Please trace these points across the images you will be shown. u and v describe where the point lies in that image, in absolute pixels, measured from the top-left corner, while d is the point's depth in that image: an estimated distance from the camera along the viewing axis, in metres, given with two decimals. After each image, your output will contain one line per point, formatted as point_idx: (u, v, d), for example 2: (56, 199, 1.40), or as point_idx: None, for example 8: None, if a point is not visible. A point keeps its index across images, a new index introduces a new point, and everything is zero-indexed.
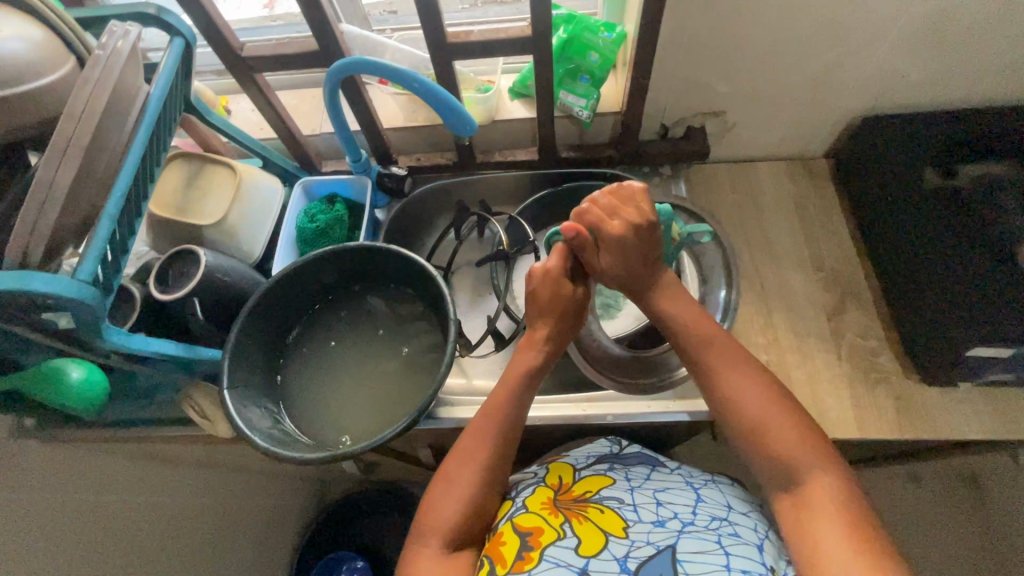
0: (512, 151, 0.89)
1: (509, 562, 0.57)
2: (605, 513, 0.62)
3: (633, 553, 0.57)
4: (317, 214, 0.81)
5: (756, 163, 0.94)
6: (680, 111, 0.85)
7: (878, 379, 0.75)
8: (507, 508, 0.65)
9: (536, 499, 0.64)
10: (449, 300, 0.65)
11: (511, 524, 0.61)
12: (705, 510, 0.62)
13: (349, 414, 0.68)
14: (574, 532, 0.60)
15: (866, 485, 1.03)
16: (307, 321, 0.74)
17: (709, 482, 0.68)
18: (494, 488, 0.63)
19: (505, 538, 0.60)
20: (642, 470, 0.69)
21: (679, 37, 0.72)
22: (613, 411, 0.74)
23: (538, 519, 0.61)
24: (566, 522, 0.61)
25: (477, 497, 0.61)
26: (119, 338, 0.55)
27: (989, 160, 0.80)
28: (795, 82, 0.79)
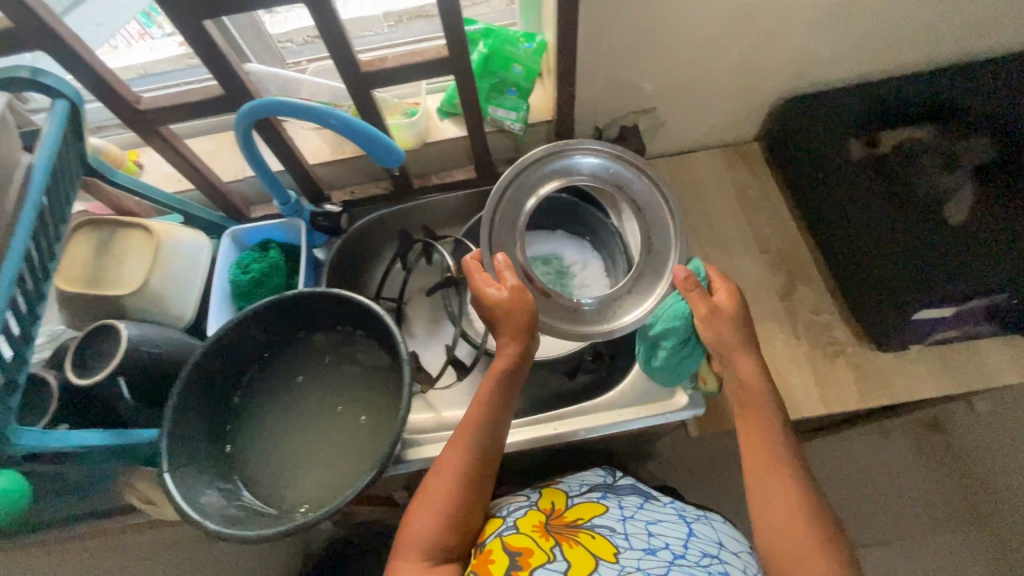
0: (449, 172, 0.87)
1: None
2: (597, 539, 0.60)
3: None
4: (250, 264, 0.76)
5: (693, 154, 0.95)
6: (611, 112, 0.85)
7: (835, 352, 0.77)
8: (497, 526, 0.63)
9: (527, 521, 0.62)
10: (398, 339, 0.62)
11: (500, 543, 0.59)
12: (697, 544, 0.61)
13: (309, 475, 0.64)
14: (563, 556, 0.57)
15: (841, 447, 1.06)
16: (256, 378, 0.69)
17: (701, 517, 0.67)
18: (476, 502, 0.59)
19: (494, 555, 0.57)
20: (634, 499, 0.68)
21: (598, 41, 0.72)
22: (587, 426, 0.70)
23: (529, 541, 0.58)
24: (558, 545, 0.58)
25: (457, 510, 0.57)
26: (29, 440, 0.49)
27: (909, 126, 0.85)
28: (717, 71, 0.80)
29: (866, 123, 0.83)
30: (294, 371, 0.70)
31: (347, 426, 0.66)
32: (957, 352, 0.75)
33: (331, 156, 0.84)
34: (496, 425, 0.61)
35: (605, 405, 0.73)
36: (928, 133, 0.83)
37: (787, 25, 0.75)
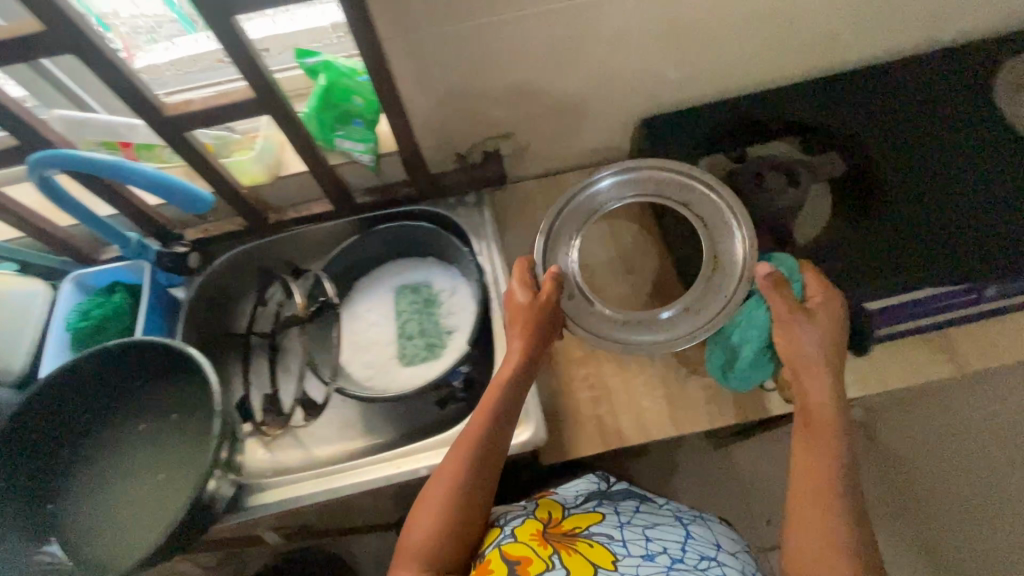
0: (307, 205, 0.86)
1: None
2: (595, 547, 0.61)
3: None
4: (91, 309, 0.74)
5: (566, 175, 0.95)
6: (468, 139, 0.84)
7: (690, 372, 0.77)
8: (495, 535, 0.63)
9: (525, 529, 0.62)
10: (215, 391, 0.62)
11: (500, 554, 0.59)
12: (694, 548, 0.62)
13: (124, 530, 0.62)
14: (564, 565, 0.58)
15: (749, 457, 1.05)
16: (77, 434, 0.66)
17: (699, 519, 0.68)
18: (476, 516, 0.61)
19: (493, 566, 0.58)
20: (631, 504, 0.69)
21: (428, 73, 0.70)
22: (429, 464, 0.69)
23: (527, 549, 0.59)
24: (556, 553, 0.59)
25: (454, 523, 0.59)
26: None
27: (773, 140, 0.84)
28: (564, 95, 0.80)
29: (729, 140, 0.83)
30: (136, 419, 0.68)
31: (171, 480, 0.64)
32: None
33: None
34: (501, 438, 0.63)
35: (448, 441, 0.72)
36: (789, 147, 0.83)
37: (625, 49, 0.74)
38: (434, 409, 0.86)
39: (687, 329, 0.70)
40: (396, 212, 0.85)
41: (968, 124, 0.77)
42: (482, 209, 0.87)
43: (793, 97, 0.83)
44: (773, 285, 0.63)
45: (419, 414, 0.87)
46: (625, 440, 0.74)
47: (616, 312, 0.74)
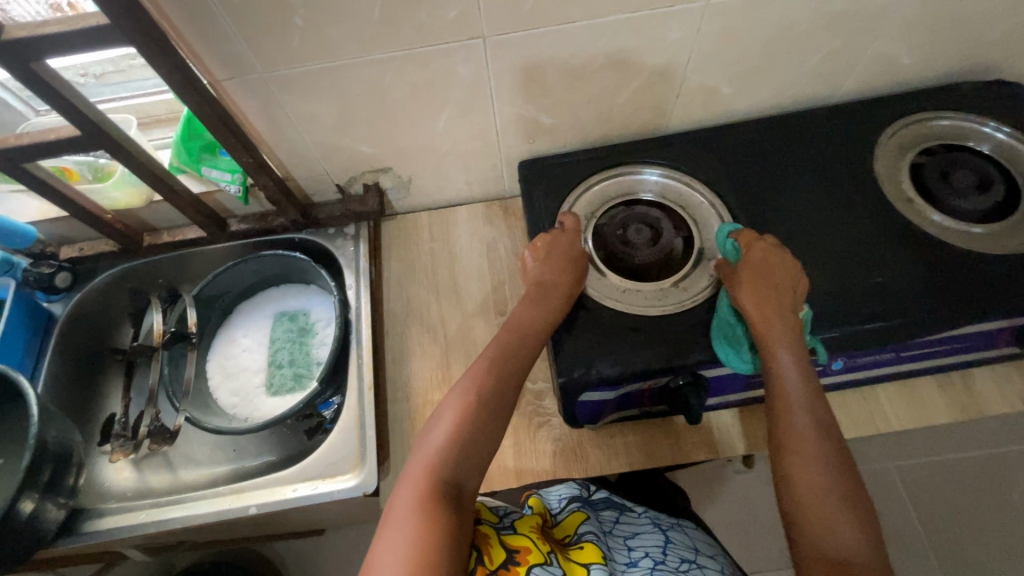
0: (183, 230, 0.86)
1: (496, 563, 0.53)
2: (585, 548, 0.60)
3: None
4: None
5: (456, 209, 0.94)
6: (344, 173, 0.83)
7: (540, 423, 0.76)
8: (490, 517, 0.60)
9: (524, 521, 0.60)
10: (36, 423, 0.65)
11: (498, 537, 0.57)
12: (676, 551, 0.67)
13: None
14: (558, 564, 0.56)
15: None
16: None
17: (676, 525, 0.74)
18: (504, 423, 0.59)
19: (492, 546, 0.56)
20: (611, 515, 0.72)
21: (281, 112, 0.71)
22: (257, 502, 0.71)
23: (527, 540, 0.57)
24: (552, 552, 0.57)
25: (470, 424, 0.57)
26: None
27: (663, 184, 0.80)
28: (435, 135, 0.79)
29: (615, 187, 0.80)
30: None
31: None
32: (652, 427, 0.75)
33: (34, 218, 0.81)
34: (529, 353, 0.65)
35: (280, 480, 0.73)
36: (677, 192, 0.79)
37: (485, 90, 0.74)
38: (300, 439, 0.85)
39: (675, 302, 0.70)
40: (285, 238, 0.87)
41: (847, 183, 0.75)
42: (358, 242, 0.87)
43: (677, 146, 0.81)
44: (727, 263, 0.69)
45: (286, 443, 0.86)
46: None
47: (625, 281, 0.73)
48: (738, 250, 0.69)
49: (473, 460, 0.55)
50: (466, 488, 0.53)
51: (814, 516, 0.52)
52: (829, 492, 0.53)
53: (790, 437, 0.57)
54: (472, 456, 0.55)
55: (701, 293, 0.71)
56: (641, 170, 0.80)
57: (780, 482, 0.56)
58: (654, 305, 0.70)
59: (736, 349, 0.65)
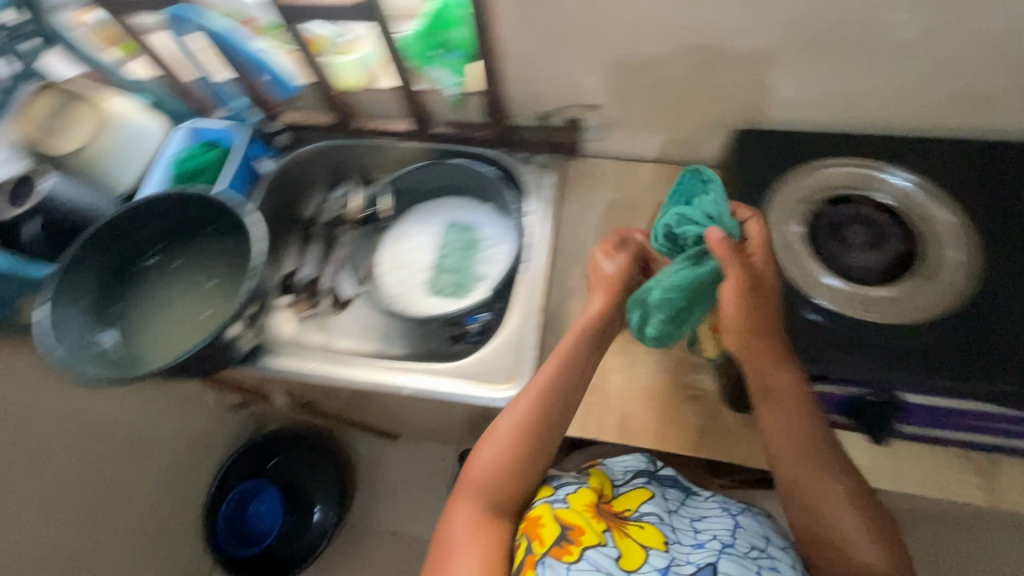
0: (392, 121, 0.90)
1: (546, 544, 0.58)
2: (644, 528, 0.64)
3: (673, 568, 0.59)
4: (192, 157, 0.86)
5: (644, 164, 0.91)
6: (555, 101, 0.83)
7: (692, 397, 0.75)
8: (546, 493, 0.65)
9: (579, 499, 0.64)
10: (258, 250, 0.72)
11: (551, 513, 0.61)
12: (744, 537, 0.64)
13: (156, 343, 0.75)
14: (614, 543, 0.60)
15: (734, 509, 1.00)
16: (149, 256, 0.79)
17: (745, 510, 0.70)
18: (536, 471, 0.65)
19: (544, 521, 0.61)
20: (678, 494, 0.72)
21: (533, 20, 0.72)
22: (417, 384, 0.76)
23: (580, 518, 0.61)
24: (608, 531, 0.61)
25: (504, 478, 0.63)
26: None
27: (903, 189, 0.72)
28: (663, 80, 0.77)
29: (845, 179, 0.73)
30: (179, 260, 0.80)
31: (210, 317, 0.76)
32: None
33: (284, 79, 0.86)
34: (566, 398, 0.66)
35: (438, 371, 0.77)
36: (917, 200, 0.71)
37: (734, 38, 0.70)
38: (438, 343, 0.86)
39: (887, 312, 0.64)
40: (475, 151, 0.88)
41: None
42: (547, 173, 0.87)
43: (920, 151, 0.73)
44: (729, 243, 0.57)
45: (425, 341, 0.88)
46: (605, 435, 0.74)
47: (836, 278, 0.68)
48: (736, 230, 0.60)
49: (522, 476, 0.64)
50: (501, 534, 0.61)
51: (832, 560, 0.57)
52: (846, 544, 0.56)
53: (801, 486, 0.58)
54: (504, 504, 0.63)
55: (921, 310, 0.64)
56: (888, 170, 0.73)
57: (796, 521, 0.60)
58: (863, 310, 0.65)
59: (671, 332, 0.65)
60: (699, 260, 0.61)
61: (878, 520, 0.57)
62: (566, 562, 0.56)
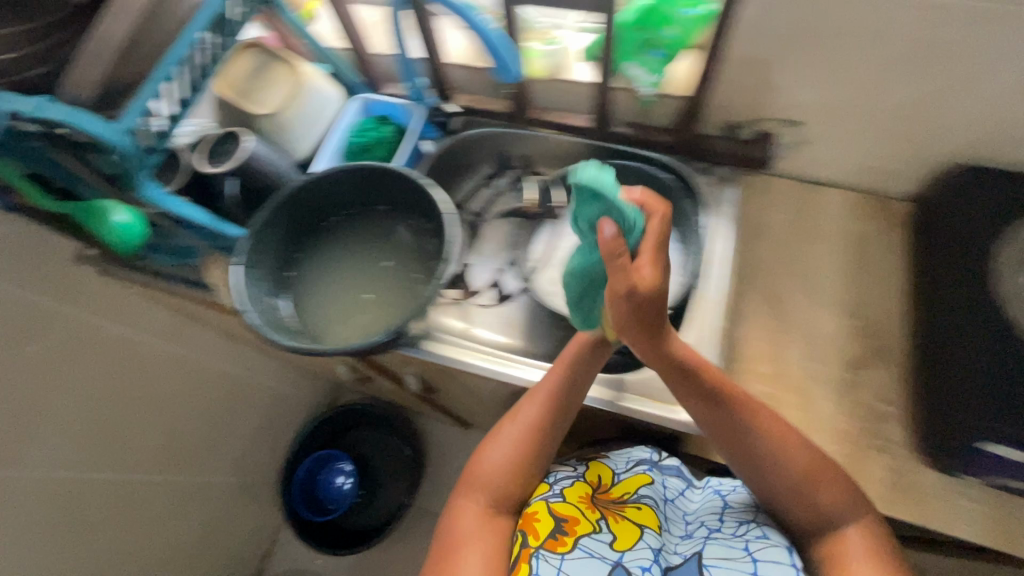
0: (568, 115, 0.87)
1: (541, 538, 0.64)
2: (642, 511, 0.69)
3: (664, 554, 0.65)
4: (367, 130, 0.85)
5: (825, 189, 0.86)
6: (752, 112, 0.79)
7: (877, 448, 0.70)
8: (543, 490, 0.70)
9: (575, 491, 0.69)
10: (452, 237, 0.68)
11: (547, 508, 0.67)
12: (731, 516, 0.68)
13: (331, 321, 0.75)
14: (608, 529, 0.66)
15: None
16: (321, 228, 0.79)
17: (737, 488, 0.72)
18: (536, 464, 0.66)
19: (539, 516, 0.66)
20: (678, 484, 0.74)
21: (766, 28, 0.67)
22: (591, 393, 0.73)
23: (575, 511, 0.67)
24: (602, 519, 0.67)
25: (509, 478, 0.65)
26: (98, 131, 0.51)
27: None
28: (888, 106, 0.71)
29: None
30: (356, 239, 0.80)
31: (389, 303, 0.76)
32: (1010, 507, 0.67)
33: (467, 61, 0.85)
34: (572, 400, 0.65)
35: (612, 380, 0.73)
36: None
37: (994, 68, 0.64)
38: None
39: None
40: (649, 154, 0.83)
41: None
42: (727, 187, 0.83)
43: None
44: (620, 243, 0.43)
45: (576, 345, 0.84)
46: None
47: None
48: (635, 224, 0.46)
49: (502, 475, 0.65)
50: (501, 525, 0.64)
51: (838, 551, 0.57)
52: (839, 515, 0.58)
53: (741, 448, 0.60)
54: (505, 497, 0.65)
55: None
56: None
57: (783, 504, 0.61)
58: None
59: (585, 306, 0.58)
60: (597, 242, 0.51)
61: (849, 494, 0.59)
62: (561, 553, 0.63)
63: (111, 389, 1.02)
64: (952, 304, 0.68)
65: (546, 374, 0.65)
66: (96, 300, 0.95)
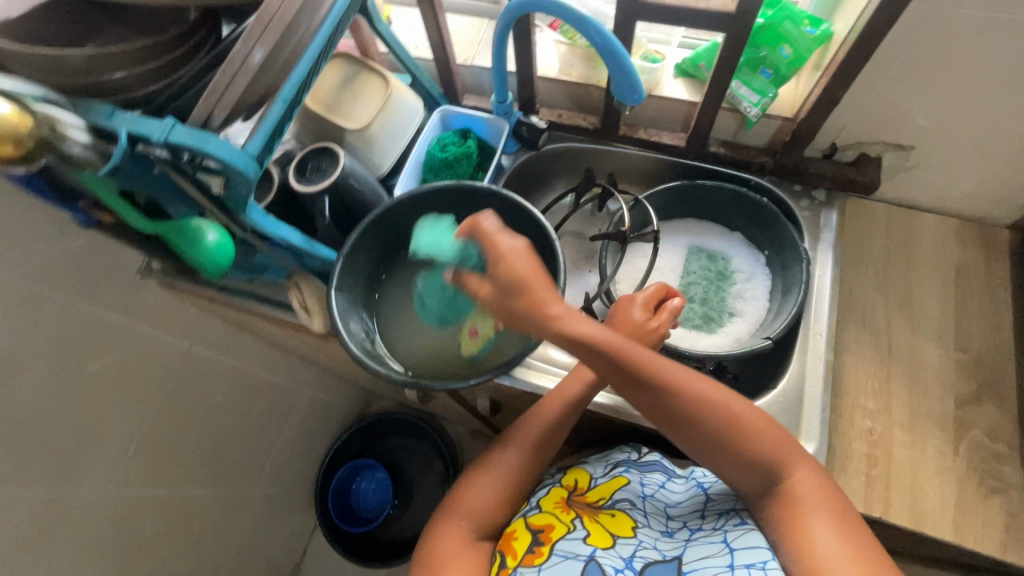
0: (659, 132, 0.84)
1: (520, 555, 0.59)
2: (616, 515, 0.63)
3: (639, 553, 0.58)
4: (448, 145, 0.81)
5: (923, 214, 0.83)
6: (859, 134, 0.76)
7: (993, 490, 0.68)
8: (521, 507, 0.66)
9: (549, 500, 0.65)
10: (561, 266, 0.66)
11: (524, 522, 0.62)
12: (714, 508, 0.61)
13: (423, 349, 0.70)
14: (583, 527, 0.61)
15: None
16: (409, 249, 0.76)
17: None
18: (521, 488, 0.62)
19: (517, 533, 0.61)
20: (658, 478, 0.68)
21: (894, 54, 0.64)
22: None
23: (551, 518, 0.62)
24: (577, 519, 0.62)
25: (495, 502, 0.60)
26: (227, 155, 0.46)
27: None
28: (1012, 136, 0.68)
29: None
30: None
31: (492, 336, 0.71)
32: None
33: (556, 74, 0.83)
34: (560, 426, 0.63)
35: None
36: None
37: None
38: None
39: None
40: (742, 175, 0.80)
41: None
42: (828, 211, 0.80)
43: None
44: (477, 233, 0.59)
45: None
46: (893, 515, 0.68)
47: None
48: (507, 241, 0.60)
49: (487, 498, 0.60)
50: (485, 550, 0.59)
51: (789, 514, 0.51)
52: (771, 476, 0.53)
53: (687, 421, 0.54)
54: (492, 517, 0.60)
55: None
56: None
57: (723, 468, 0.55)
58: None
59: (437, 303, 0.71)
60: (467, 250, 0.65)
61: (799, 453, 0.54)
62: (536, 566, 0.57)
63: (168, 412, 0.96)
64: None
65: (561, 389, 0.65)
66: (161, 316, 0.91)
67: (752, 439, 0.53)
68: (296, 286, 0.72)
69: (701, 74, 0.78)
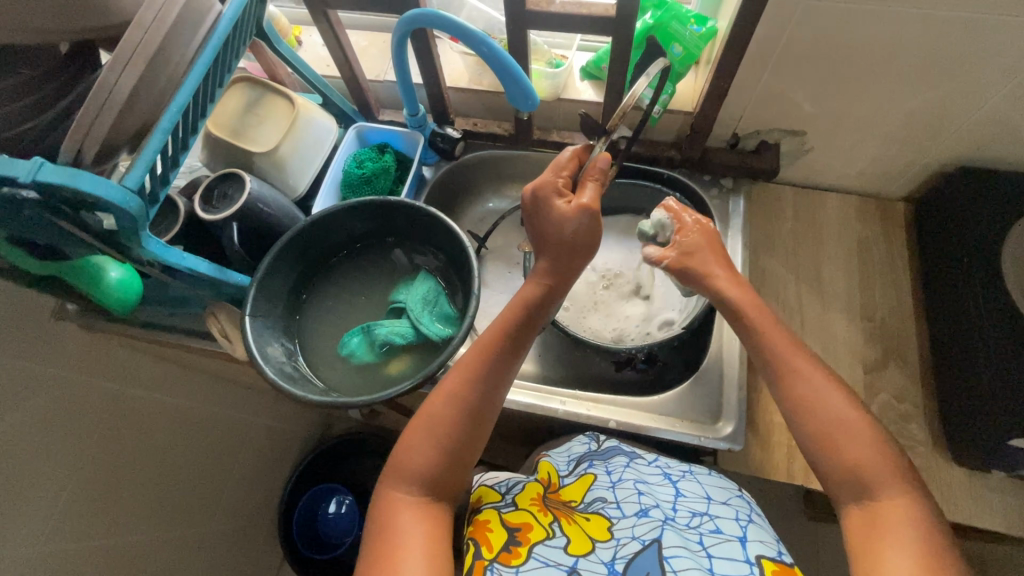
0: (571, 134, 0.86)
1: (496, 549, 0.54)
2: (591, 519, 0.59)
3: (620, 554, 0.54)
4: (365, 161, 0.80)
5: (827, 194, 0.88)
6: (756, 123, 0.80)
7: (903, 447, 0.72)
8: (494, 500, 0.62)
9: (526, 496, 0.61)
10: (477, 273, 0.67)
11: (500, 517, 0.58)
12: (685, 505, 0.60)
13: (343, 371, 0.71)
14: (562, 532, 0.57)
15: None
16: (328, 268, 0.76)
17: (688, 474, 0.66)
18: (470, 442, 0.55)
19: (492, 526, 0.57)
20: (621, 460, 0.67)
21: (769, 50, 0.68)
22: (620, 419, 0.74)
23: (528, 517, 0.58)
24: (556, 522, 0.58)
25: (439, 460, 0.54)
26: (104, 192, 0.46)
27: None
28: (890, 118, 0.73)
29: None
30: (366, 280, 0.77)
31: (422, 351, 0.71)
32: None
33: (467, 84, 0.85)
34: (504, 365, 0.58)
35: (640, 407, 0.76)
36: None
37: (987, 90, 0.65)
38: (606, 365, 0.83)
39: None
40: (656, 170, 0.83)
41: None
42: (735, 198, 0.84)
43: None
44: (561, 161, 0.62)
45: (589, 365, 0.84)
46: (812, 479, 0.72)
47: None
48: (452, 314, 0.72)
49: (430, 450, 0.54)
50: (440, 511, 0.53)
51: (868, 533, 0.48)
52: (851, 488, 0.51)
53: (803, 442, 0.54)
54: (442, 477, 0.54)
55: None
56: None
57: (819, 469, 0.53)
58: None
59: (361, 346, 0.70)
60: (443, 317, 0.72)
61: (898, 481, 0.49)
62: (513, 566, 0.53)
63: (133, 470, 0.90)
64: (950, 304, 0.73)
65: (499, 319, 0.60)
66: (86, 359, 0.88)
67: (846, 448, 0.51)
68: (213, 315, 0.73)
69: (604, 74, 0.81)
